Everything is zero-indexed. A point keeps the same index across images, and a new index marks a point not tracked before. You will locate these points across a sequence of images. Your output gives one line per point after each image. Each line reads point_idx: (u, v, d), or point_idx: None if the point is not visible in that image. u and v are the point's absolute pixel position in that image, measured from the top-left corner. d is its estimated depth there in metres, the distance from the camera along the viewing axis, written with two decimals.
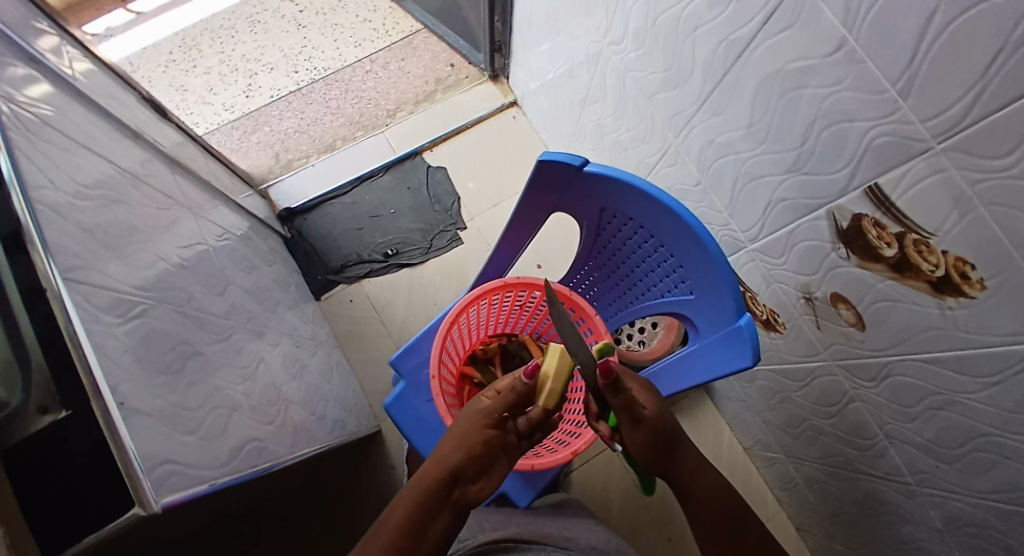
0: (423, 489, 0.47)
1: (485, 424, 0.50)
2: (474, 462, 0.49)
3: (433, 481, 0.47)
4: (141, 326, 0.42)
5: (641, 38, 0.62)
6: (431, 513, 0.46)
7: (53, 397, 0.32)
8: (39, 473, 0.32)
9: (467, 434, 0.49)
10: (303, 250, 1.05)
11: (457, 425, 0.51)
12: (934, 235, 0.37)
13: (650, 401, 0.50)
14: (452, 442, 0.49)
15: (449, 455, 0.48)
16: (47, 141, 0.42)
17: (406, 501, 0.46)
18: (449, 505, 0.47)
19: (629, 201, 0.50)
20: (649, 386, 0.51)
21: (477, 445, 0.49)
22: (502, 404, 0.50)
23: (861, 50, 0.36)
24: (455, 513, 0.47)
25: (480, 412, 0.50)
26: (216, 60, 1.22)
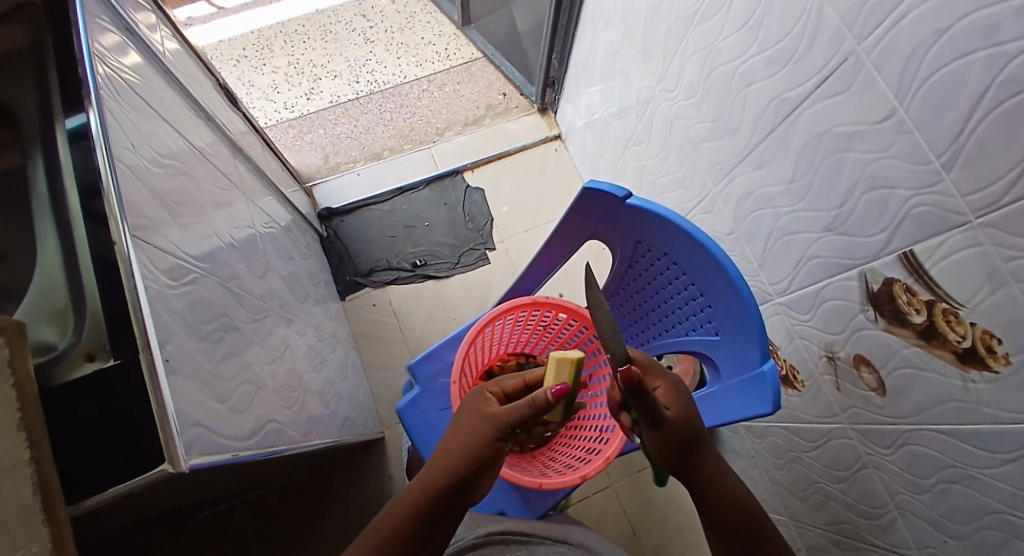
0: (430, 497, 0.46)
1: (495, 436, 0.48)
2: (479, 471, 0.48)
3: (438, 487, 0.47)
4: (191, 292, 0.44)
5: (694, 88, 0.65)
6: (434, 518, 0.46)
7: (100, 345, 0.34)
8: (82, 413, 0.33)
9: (475, 445, 0.48)
10: (337, 248, 1.08)
11: (461, 428, 0.50)
12: (964, 306, 0.38)
13: (675, 403, 0.46)
14: (458, 449, 0.48)
15: (455, 465, 0.47)
16: (134, 110, 0.46)
17: (410, 504, 0.46)
18: (451, 512, 0.47)
19: (667, 238, 0.52)
20: (679, 388, 0.48)
21: (484, 455, 0.48)
22: (514, 418, 0.48)
23: (911, 122, 0.38)
24: (456, 516, 0.48)
25: (488, 422, 0.49)
26: (285, 62, 1.30)
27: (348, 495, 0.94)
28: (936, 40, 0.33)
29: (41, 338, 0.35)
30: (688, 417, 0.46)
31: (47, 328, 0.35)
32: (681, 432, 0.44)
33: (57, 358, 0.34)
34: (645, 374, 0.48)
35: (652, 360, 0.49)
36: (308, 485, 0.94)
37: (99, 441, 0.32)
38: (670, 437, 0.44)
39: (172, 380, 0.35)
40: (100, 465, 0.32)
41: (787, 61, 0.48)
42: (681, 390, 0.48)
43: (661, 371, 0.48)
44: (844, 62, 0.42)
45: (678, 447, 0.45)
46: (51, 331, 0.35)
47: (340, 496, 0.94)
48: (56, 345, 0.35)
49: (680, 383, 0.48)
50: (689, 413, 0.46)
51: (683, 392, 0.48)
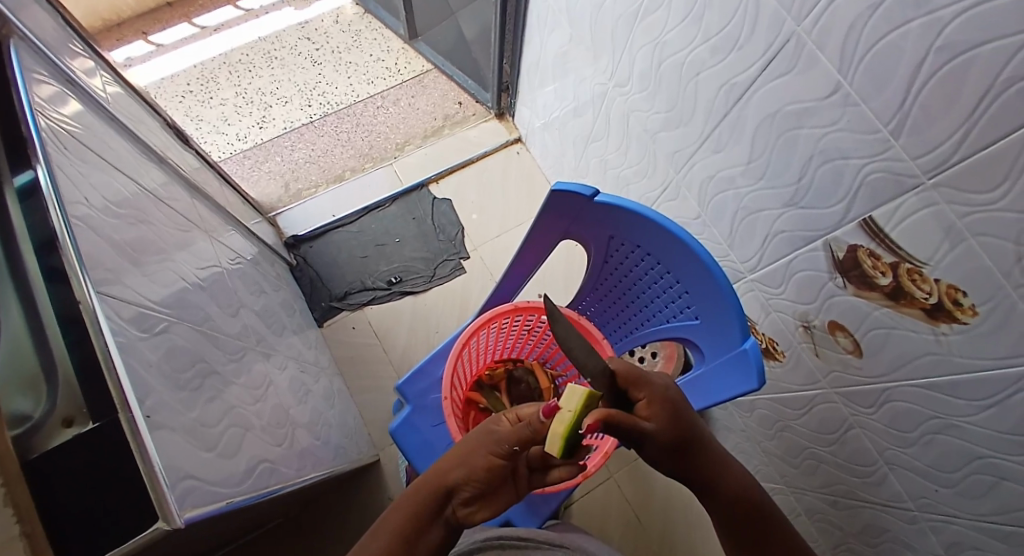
0: (420, 500, 0.47)
1: (492, 454, 0.46)
2: (474, 485, 0.46)
3: (431, 494, 0.47)
4: (165, 341, 0.42)
5: (646, 80, 0.66)
6: (423, 525, 0.46)
7: (82, 409, 0.33)
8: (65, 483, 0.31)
9: (473, 457, 0.46)
10: (308, 276, 1.06)
11: (469, 437, 0.49)
12: (926, 264, 0.40)
13: (666, 412, 0.45)
14: (456, 458, 0.47)
15: (451, 473, 0.47)
16: (81, 159, 0.44)
17: (403, 510, 0.46)
18: (440, 521, 0.47)
19: (638, 230, 0.52)
20: (670, 393, 0.46)
21: (478, 470, 0.46)
22: (513, 438, 0.45)
23: (856, 94, 0.40)
24: (447, 526, 0.47)
25: (491, 439, 0.46)
26: (232, 93, 1.27)
27: (348, 525, 0.91)
28: (871, 14, 0.35)
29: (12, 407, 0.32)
30: (675, 425, 0.45)
31: (18, 398, 0.32)
32: (667, 441, 0.45)
33: (33, 428, 0.32)
34: (632, 385, 0.46)
35: (638, 369, 0.47)
36: (307, 519, 0.91)
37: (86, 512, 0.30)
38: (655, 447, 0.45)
39: (158, 436, 0.34)
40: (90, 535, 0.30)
41: (732, 47, 0.50)
42: (670, 395, 0.46)
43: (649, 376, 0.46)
44: (787, 43, 0.43)
45: (666, 453, 0.46)
46: (23, 400, 0.32)
47: (340, 527, 0.91)
48: (29, 414, 0.32)
49: (670, 387, 0.47)
50: (678, 421, 0.45)
51: (673, 395, 0.47)
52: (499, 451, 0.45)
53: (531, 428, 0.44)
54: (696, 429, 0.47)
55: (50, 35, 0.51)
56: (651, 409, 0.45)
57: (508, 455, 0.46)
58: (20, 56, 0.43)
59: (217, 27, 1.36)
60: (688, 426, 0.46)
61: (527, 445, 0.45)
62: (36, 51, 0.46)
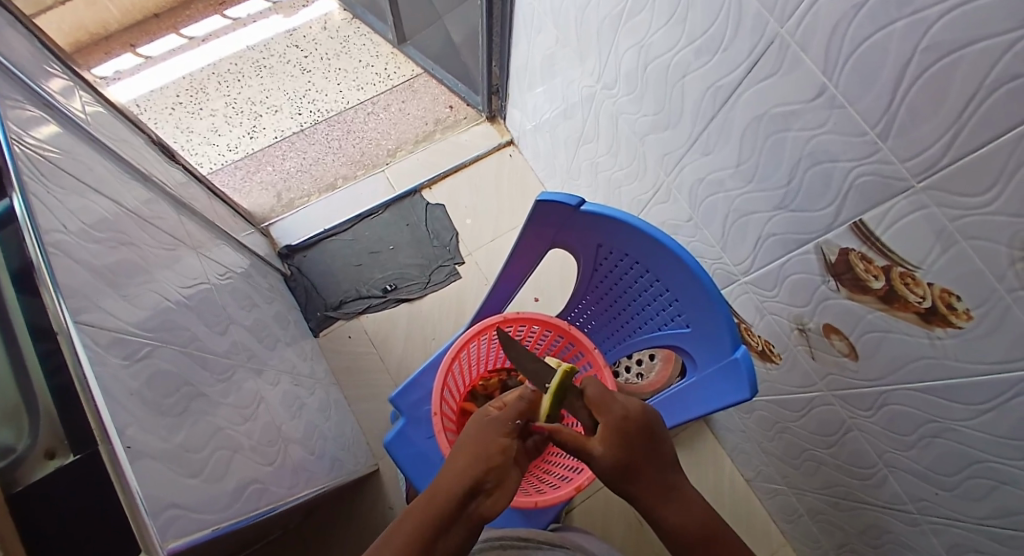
0: (438, 504, 0.44)
1: (502, 433, 0.48)
2: (491, 473, 0.46)
3: (450, 494, 0.45)
4: (147, 367, 0.42)
5: (633, 83, 0.65)
6: (444, 529, 0.44)
7: (62, 439, 0.32)
8: None
9: (485, 444, 0.47)
10: (303, 286, 1.05)
11: (469, 434, 0.49)
12: (919, 268, 0.39)
13: (616, 440, 0.48)
14: (466, 455, 0.47)
15: (467, 467, 0.46)
16: (57, 184, 0.43)
17: (418, 515, 0.44)
18: (461, 522, 0.45)
19: (626, 239, 0.52)
20: (627, 423, 0.49)
21: (494, 455, 0.47)
22: (517, 411, 0.49)
23: (842, 96, 0.39)
24: (470, 526, 0.45)
25: (495, 421, 0.49)
26: (222, 103, 1.26)
27: (349, 535, 0.91)
28: (854, 15, 0.34)
29: None
30: (627, 454, 0.48)
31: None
32: (615, 470, 0.47)
33: (16, 461, 0.31)
34: (597, 408, 0.50)
35: (604, 394, 0.50)
36: (309, 530, 0.91)
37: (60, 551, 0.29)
38: (600, 471, 0.48)
39: (138, 466, 0.33)
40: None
41: (716, 49, 0.49)
42: (628, 425, 0.49)
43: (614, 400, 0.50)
44: (770, 45, 0.42)
45: (615, 480, 0.48)
46: (4, 433, 0.31)
47: (342, 538, 0.91)
48: (13, 446, 0.31)
49: (630, 415, 0.49)
50: (630, 451, 0.48)
51: (633, 425, 0.49)
52: (510, 426, 0.49)
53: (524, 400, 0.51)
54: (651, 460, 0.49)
55: (21, 54, 0.50)
56: (603, 434, 0.48)
57: (516, 433, 0.49)
58: None
59: (204, 37, 1.35)
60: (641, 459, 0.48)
61: (528, 416, 0.50)
62: (9, 76, 0.45)
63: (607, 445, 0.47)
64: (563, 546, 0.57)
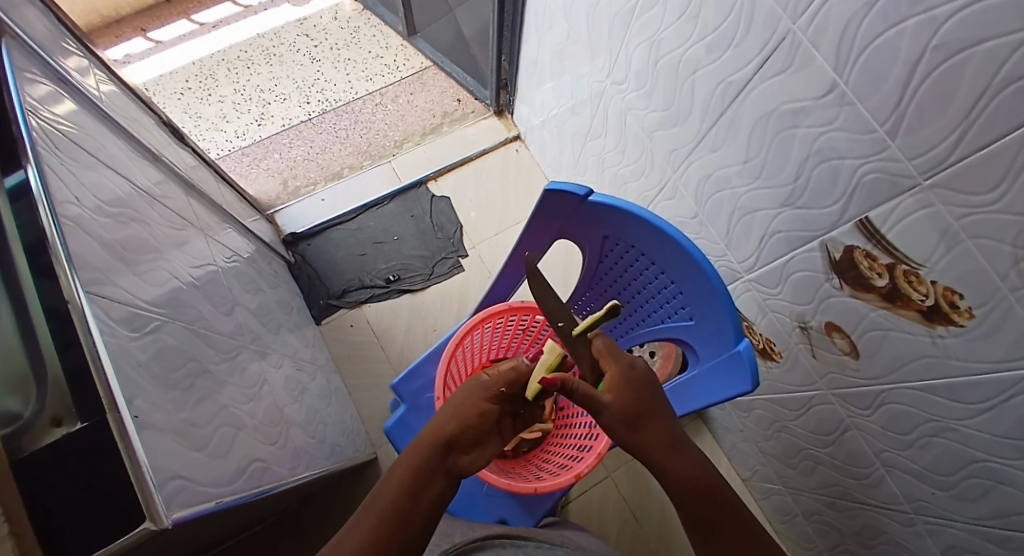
0: (419, 454, 0.47)
1: (484, 397, 0.51)
2: (469, 431, 0.49)
3: (429, 446, 0.47)
4: (154, 342, 0.42)
5: (642, 79, 0.66)
6: (425, 476, 0.46)
7: (71, 408, 0.32)
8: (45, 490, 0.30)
9: (467, 404, 0.50)
10: (307, 273, 1.06)
11: (454, 396, 0.52)
12: (922, 266, 0.40)
13: (623, 386, 0.49)
14: (449, 413, 0.50)
15: (449, 423, 0.49)
16: (71, 158, 0.43)
17: (404, 465, 0.46)
18: (442, 473, 0.47)
19: (633, 231, 0.52)
20: (633, 373, 0.50)
21: (472, 415, 0.50)
22: (502, 380, 0.52)
23: (851, 93, 0.39)
24: (448, 479, 0.47)
25: (478, 387, 0.52)
26: (231, 89, 1.27)
27: (346, 523, 0.92)
28: (867, 12, 0.34)
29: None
30: (634, 400, 0.49)
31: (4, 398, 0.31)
32: (622, 415, 0.48)
33: (23, 427, 0.31)
34: (601, 359, 0.51)
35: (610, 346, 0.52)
36: (306, 516, 0.92)
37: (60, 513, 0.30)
38: (609, 418, 0.47)
39: (145, 436, 0.33)
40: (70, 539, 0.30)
41: (728, 45, 0.49)
42: (634, 374, 0.50)
43: (613, 359, 0.50)
44: (782, 41, 0.43)
45: (622, 428, 0.48)
46: (12, 400, 0.31)
47: (338, 526, 0.91)
48: (19, 413, 0.31)
49: (636, 367, 0.51)
50: (638, 398, 0.49)
51: (638, 375, 0.50)
52: (492, 392, 0.51)
53: (517, 372, 0.54)
54: (655, 409, 0.50)
55: (36, 28, 0.50)
56: (613, 379, 0.49)
57: (495, 399, 0.52)
58: (12, 54, 0.42)
59: (215, 24, 1.36)
60: (647, 408, 0.49)
61: (511, 387, 0.53)
62: (27, 50, 0.46)
63: (617, 388, 0.48)
64: (559, 544, 0.56)
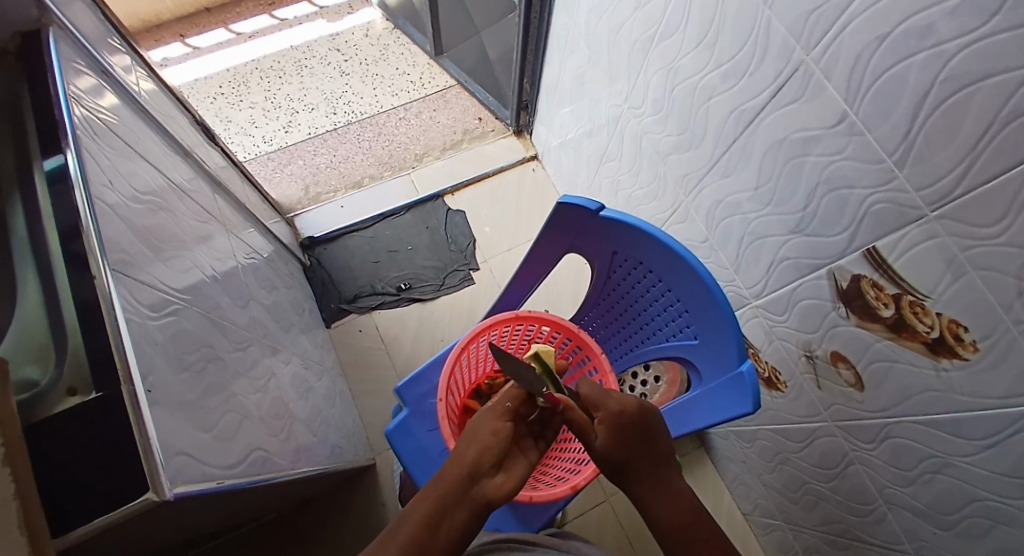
0: (442, 485, 0.47)
1: (495, 417, 0.51)
2: (489, 454, 0.49)
3: (450, 475, 0.48)
4: (172, 323, 0.44)
5: (659, 105, 0.68)
6: (448, 506, 0.46)
7: (85, 378, 0.33)
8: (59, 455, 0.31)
9: (480, 425, 0.51)
10: (321, 277, 1.08)
11: (469, 423, 0.53)
12: (929, 297, 0.40)
13: (611, 432, 0.48)
14: (466, 439, 0.50)
15: (467, 450, 0.49)
16: (110, 147, 0.46)
17: (427, 497, 0.47)
18: (466, 501, 0.47)
19: (642, 247, 0.53)
20: (622, 418, 0.49)
21: (488, 437, 0.50)
22: (509, 395, 0.52)
23: (861, 124, 0.40)
24: (474, 507, 0.47)
25: (488, 409, 0.52)
26: (262, 97, 1.32)
27: (340, 528, 0.91)
28: (877, 45, 0.36)
29: (23, 375, 0.34)
30: (621, 445, 0.48)
31: (28, 366, 0.34)
32: (609, 458, 0.48)
33: (41, 393, 0.33)
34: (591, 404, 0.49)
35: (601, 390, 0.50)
36: (301, 517, 0.92)
37: (70, 480, 0.31)
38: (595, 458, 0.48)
39: (156, 410, 0.35)
40: (74, 509, 0.31)
41: (741, 75, 0.51)
42: (623, 420, 0.49)
43: (599, 405, 0.49)
44: (795, 72, 0.45)
45: (606, 469, 0.49)
46: (33, 368, 0.34)
47: (333, 530, 0.91)
48: (38, 380, 0.33)
49: (626, 411, 0.49)
50: (625, 444, 0.48)
51: (627, 420, 0.49)
52: (501, 409, 0.52)
53: (518, 389, 0.53)
54: (643, 452, 0.49)
55: (88, 26, 0.54)
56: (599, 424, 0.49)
57: (509, 416, 0.52)
58: (61, 48, 0.46)
59: (252, 34, 1.42)
60: (633, 452, 0.49)
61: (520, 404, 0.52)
62: (77, 46, 0.49)
63: (602, 434, 0.48)
64: (563, 550, 0.56)
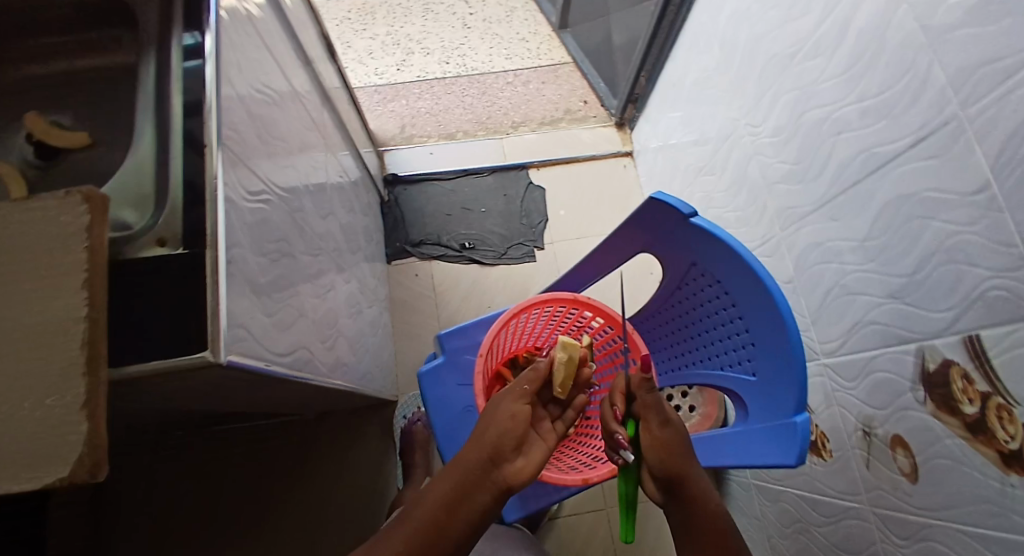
0: (463, 470, 0.49)
1: (514, 402, 0.52)
2: (509, 438, 0.50)
3: (471, 459, 0.49)
4: (262, 213, 0.47)
5: (781, 130, 0.64)
6: (470, 489, 0.48)
7: (174, 235, 0.37)
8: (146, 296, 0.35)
9: (499, 409, 0.52)
10: (394, 215, 1.12)
11: (490, 406, 0.54)
12: (1020, 404, 0.36)
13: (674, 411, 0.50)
14: (486, 424, 0.51)
15: (487, 434, 0.50)
16: (247, 40, 0.50)
17: (450, 480, 0.49)
18: (488, 485, 0.48)
19: (724, 265, 0.51)
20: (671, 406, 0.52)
21: (507, 422, 0.51)
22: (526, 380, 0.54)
23: (1003, 200, 0.36)
24: (496, 490, 0.49)
25: (508, 395, 0.53)
26: (385, 31, 1.37)
27: (353, 447, 0.97)
28: None
29: (118, 216, 0.38)
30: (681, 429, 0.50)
31: (126, 209, 0.39)
32: (681, 436, 0.48)
33: (130, 236, 0.37)
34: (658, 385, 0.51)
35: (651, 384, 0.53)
36: (322, 426, 0.99)
37: (125, 318, 0.35)
38: (674, 430, 0.48)
39: (231, 284, 0.38)
40: (125, 343, 0.35)
41: (883, 116, 0.47)
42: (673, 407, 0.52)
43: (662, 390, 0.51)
44: (945, 125, 0.40)
45: (672, 451, 0.47)
46: (128, 212, 0.39)
47: (346, 446, 0.97)
48: (130, 225, 0.38)
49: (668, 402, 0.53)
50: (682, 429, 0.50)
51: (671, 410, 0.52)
52: (519, 393, 0.53)
53: (538, 374, 0.55)
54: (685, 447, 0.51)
55: None
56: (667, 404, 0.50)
57: (526, 399, 0.53)
58: None
59: None
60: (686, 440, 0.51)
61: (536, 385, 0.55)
62: None
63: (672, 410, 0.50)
64: None
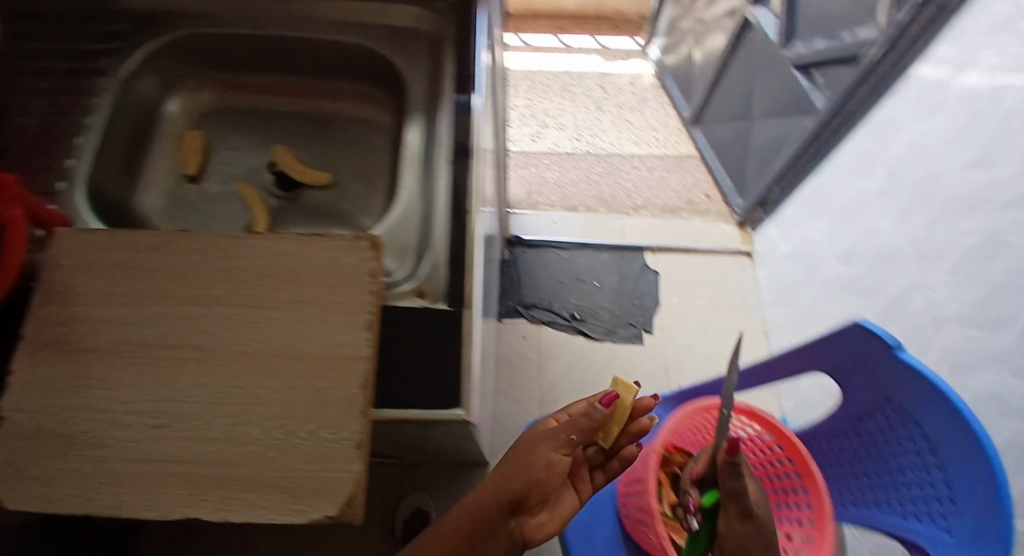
0: (474, 511, 0.40)
1: (552, 449, 0.43)
2: (536, 489, 0.42)
3: (492, 504, 0.40)
4: None
5: (956, 270, 0.64)
6: (485, 539, 0.40)
7: (433, 289, 0.41)
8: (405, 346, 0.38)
9: (534, 452, 0.42)
10: (510, 274, 1.16)
11: (520, 444, 0.45)
12: None
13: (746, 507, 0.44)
14: (513, 467, 0.42)
15: (514, 482, 0.41)
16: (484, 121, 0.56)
17: (456, 518, 0.40)
18: (503, 533, 0.41)
19: (923, 406, 0.53)
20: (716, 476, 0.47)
21: (539, 472, 0.42)
22: (575, 426, 0.44)
23: None
24: (508, 538, 0.42)
25: (546, 437, 0.44)
26: (523, 102, 1.47)
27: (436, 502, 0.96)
28: None
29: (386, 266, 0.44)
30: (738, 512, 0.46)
31: (389, 260, 0.44)
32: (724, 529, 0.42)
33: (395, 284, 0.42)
34: None
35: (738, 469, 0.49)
36: (409, 473, 0.98)
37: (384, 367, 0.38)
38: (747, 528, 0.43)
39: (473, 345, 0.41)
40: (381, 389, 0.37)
41: None
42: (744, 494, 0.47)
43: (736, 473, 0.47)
44: None
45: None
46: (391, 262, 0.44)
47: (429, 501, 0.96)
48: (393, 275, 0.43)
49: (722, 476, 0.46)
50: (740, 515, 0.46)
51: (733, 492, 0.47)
52: (563, 439, 0.44)
53: (588, 419, 0.44)
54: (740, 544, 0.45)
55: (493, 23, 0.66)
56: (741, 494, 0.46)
57: (568, 450, 0.44)
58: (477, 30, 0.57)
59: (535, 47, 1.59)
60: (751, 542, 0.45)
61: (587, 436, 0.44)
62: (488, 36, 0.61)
63: None
64: None
